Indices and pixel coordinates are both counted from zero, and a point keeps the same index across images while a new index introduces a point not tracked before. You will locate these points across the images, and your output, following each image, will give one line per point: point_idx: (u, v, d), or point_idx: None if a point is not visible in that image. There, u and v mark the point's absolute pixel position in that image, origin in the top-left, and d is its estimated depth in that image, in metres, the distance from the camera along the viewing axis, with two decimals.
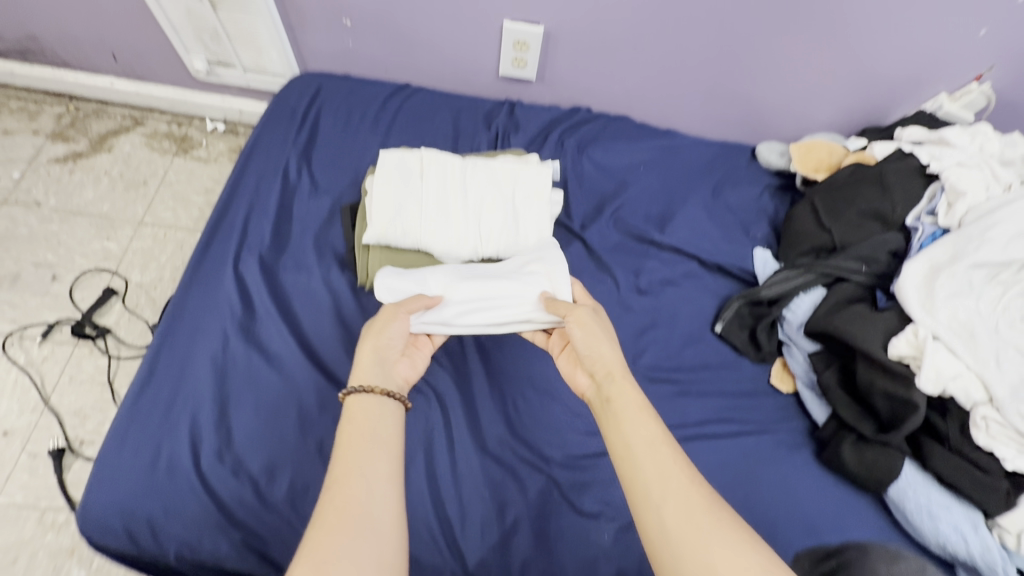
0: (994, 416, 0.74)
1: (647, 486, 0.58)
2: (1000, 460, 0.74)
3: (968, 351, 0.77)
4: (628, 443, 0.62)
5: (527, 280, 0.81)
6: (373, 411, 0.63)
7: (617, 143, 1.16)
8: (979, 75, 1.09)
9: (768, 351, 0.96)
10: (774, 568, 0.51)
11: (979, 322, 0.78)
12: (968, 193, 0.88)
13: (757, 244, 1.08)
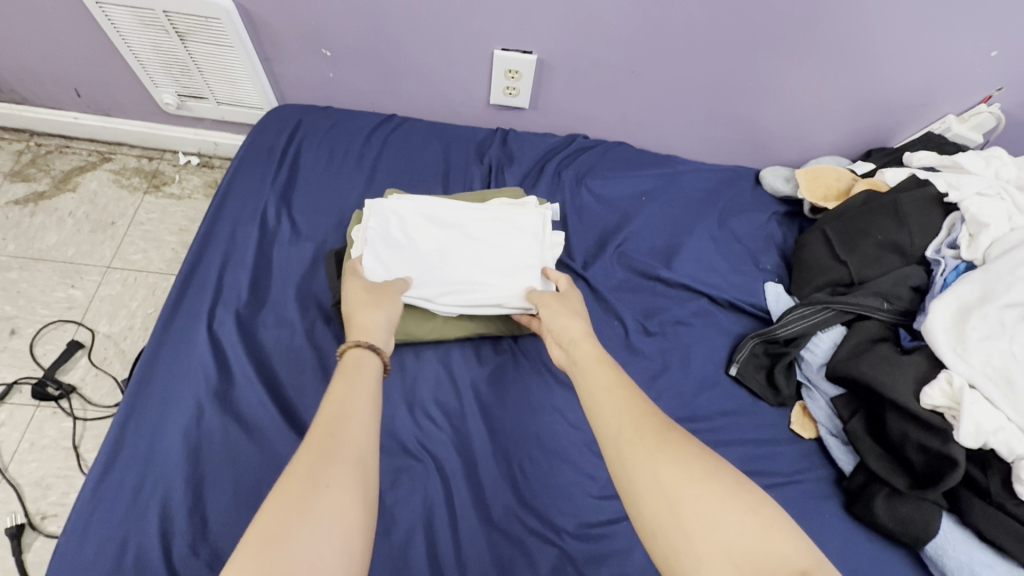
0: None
1: (618, 435, 0.54)
2: None
3: (1007, 400, 0.72)
4: (602, 398, 0.59)
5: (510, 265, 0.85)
6: (355, 375, 0.62)
7: (616, 172, 1.10)
8: (988, 97, 1.07)
9: (787, 395, 0.90)
10: (743, 490, 0.47)
11: (1017, 368, 0.73)
12: (991, 224, 0.84)
13: (768, 278, 1.03)
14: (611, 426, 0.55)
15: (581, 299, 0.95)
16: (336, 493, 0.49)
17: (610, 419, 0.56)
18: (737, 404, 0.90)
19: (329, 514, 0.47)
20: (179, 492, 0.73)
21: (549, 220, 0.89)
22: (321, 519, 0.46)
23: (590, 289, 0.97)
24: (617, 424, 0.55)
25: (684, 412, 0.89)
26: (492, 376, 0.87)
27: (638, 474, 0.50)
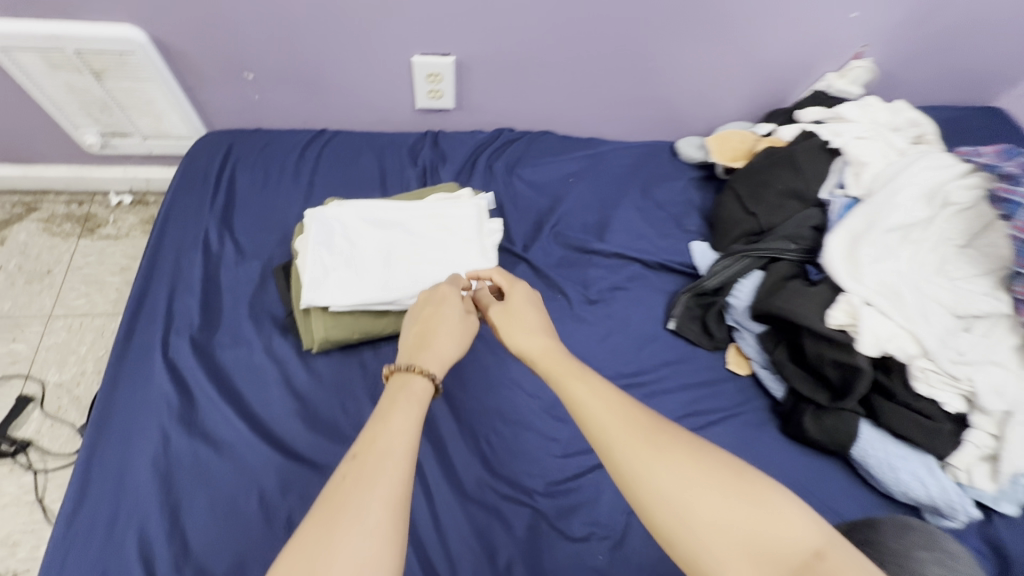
0: (931, 368, 0.81)
1: (622, 438, 0.54)
2: (940, 405, 0.82)
3: (897, 311, 0.83)
4: (603, 403, 0.58)
5: (451, 256, 0.88)
6: (408, 391, 0.60)
7: (543, 159, 1.18)
8: (857, 53, 1.19)
9: (721, 338, 0.99)
10: (746, 480, 0.50)
11: (901, 281, 0.84)
12: (870, 163, 0.97)
13: (692, 237, 1.12)
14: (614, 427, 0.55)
15: (526, 279, 1.02)
16: (381, 497, 0.49)
17: (612, 418, 0.56)
18: (677, 353, 0.99)
19: (354, 532, 0.47)
20: (157, 516, 0.74)
21: (486, 207, 0.93)
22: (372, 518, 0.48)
23: (533, 269, 1.03)
24: (622, 424, 0.55)
25: (632, 369, 0.97)
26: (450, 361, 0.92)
27: (641, 470, 0.52)
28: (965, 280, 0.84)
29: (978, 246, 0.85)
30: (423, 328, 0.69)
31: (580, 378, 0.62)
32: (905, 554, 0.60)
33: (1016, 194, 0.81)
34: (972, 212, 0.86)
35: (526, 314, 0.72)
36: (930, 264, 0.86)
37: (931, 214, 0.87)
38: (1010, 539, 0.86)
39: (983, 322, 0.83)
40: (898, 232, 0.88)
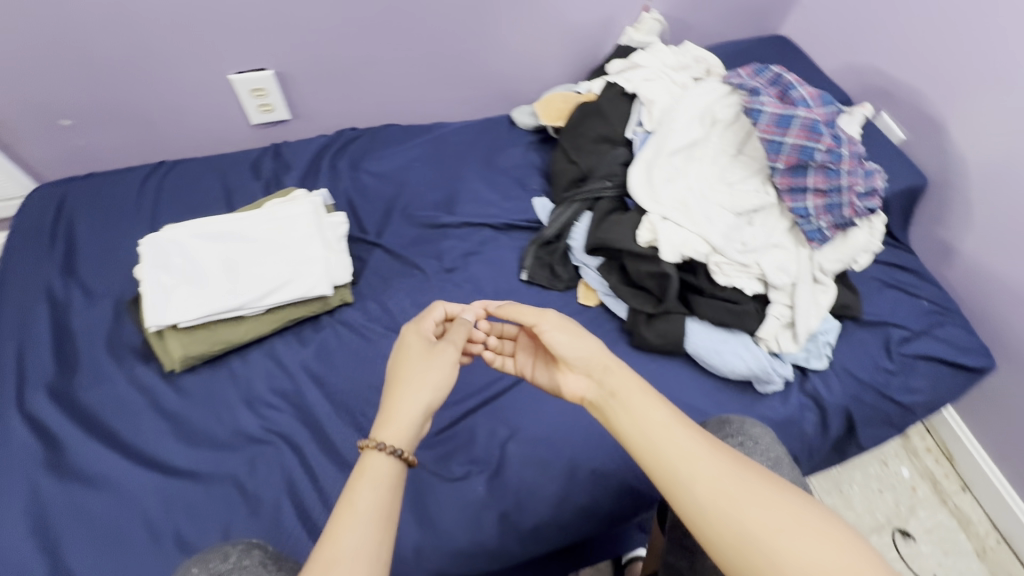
0: (723, 261, 0.95)
1: (682, 459, 0.61)
2: (740, 290, 0.97)
3: (687, 219, 0.96)
4: (667, 432, 0.64)
5: (298, 254, 0.94)
6: (379, 457, 0.64)
7: (387, 150, 1.25)
8: (645, 8, 1.35)
9: (569, 278, 1.11)
10: (808, 514, 0.56)
11: (687, 194, 0.98)
12: (655, 100, 1.10)
13: (535, 195, 1.24)
14: (674, 447, 0.62)
15: (382, 262, 1.08)
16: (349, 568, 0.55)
17: (676, 440, 0.63)
18: (532, 300, 1.10)
19: None
20: (37, 560, 0.75)
21: (324, 201, 0.99)
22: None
23: (388, 252, 1.10)
24: (689, 445, 0.62)
25: None
26: (318, 351, 0.96)
27: (700, 485, 0.59)
28: (742, 182, 0.99)
29: (749, 150, 1.00)
30: (406, 377, 0.72)
31: (645, 397, 0.68)
32: (717, 440, 0.76)
33: (756, 103, 0.95)
34: (739, 124, 1.01)
35: (572, 336, 0.76)
36: (711, 175, 1.00)
37: (706, 133, 1.02)
38: (820, 387, 1.04)
39: (760, 214, 0.99)
40: (681, 154, 1.02)
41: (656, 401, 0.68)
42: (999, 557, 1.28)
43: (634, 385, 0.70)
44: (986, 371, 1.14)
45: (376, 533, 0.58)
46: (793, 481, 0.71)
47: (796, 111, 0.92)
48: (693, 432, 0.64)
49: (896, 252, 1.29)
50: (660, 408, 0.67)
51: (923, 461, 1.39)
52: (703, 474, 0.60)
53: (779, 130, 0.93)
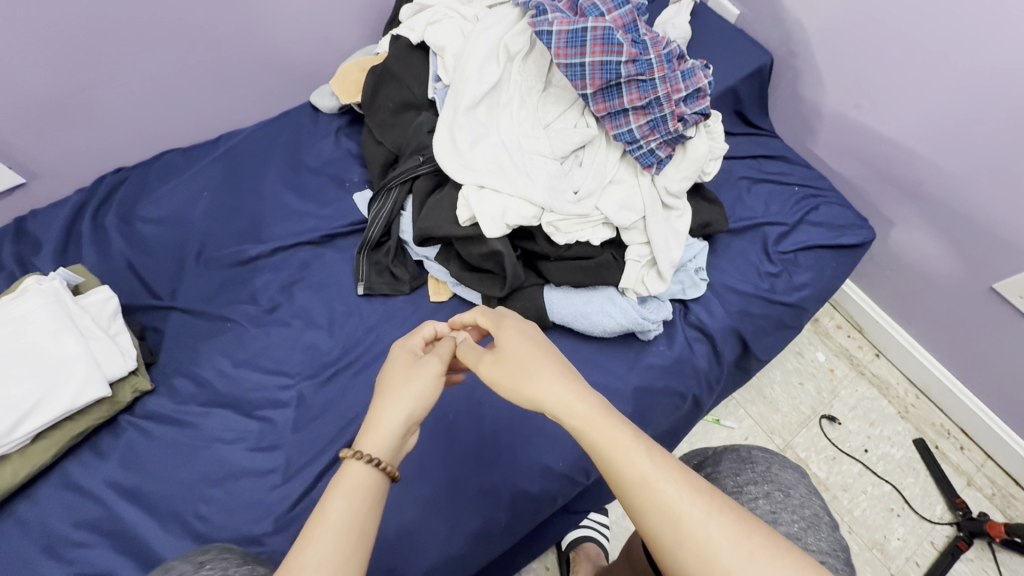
0: (559, 217, 0.82)
1: (670, 523, 0.47)
2: (587, 243, 0.86)
3: (505, 182, 0.82)
4: (642, 483, 0.50)
5: (48, 356, 0.74)
6: (357, 469, 0.52)
7: (165, 186, 1.03)
8: None
9: (412, 275, 0.97)
10: None
11: (501, 152, 0.83)
12: (446, 45, 0.92)
13: (356, 189, 1.06)
14: (660, 509, 0.48)
15: (183, 325, 0.90)
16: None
17: (665, 499, 0.49)
18: (376, 314, 0.95)
19: None
20: None
21: (60, 283, 0.80)
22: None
23: (187, 311, 0.91)
24: (681, 506, 0.48)
25: (335, 354, 0.91)
26: (123, 460, 0.79)
27: (690, 550, 0.46)
28: (560, 118, 0.87)
29: (558, 80, 0.87)
30: (389, 392, 0.59)
31: (625, 443, 0.52)
32: (736, 490, 0.66)
33: (542, 23, 0.80)
34: (540, 52, 0.87)
35: (548, 362, 0.59)
36: (524, 121, 0.86)
37: (505, 73, 0.87)
38: (704, 316, 0.95)
39: (587, 150, 0.87)
40: (484, 105, 0.86)
41: (640, 448, 0.52)
42: (919, 410, 1.31)
43: (616, 425, 0.54)
44: (869, 242, 1.09)
45: (347, 550, 0.47)
46: (831, 544, 0.60)
47: (586, 22, 0.78)
48: (688, 486, 0.49)
49: (758, 141, 1.20)
50: (646, 458, 0.51)
51: (835, 340, 1.38)
52: (695, 542, 0.46)
53: (576, 49, 0.78)
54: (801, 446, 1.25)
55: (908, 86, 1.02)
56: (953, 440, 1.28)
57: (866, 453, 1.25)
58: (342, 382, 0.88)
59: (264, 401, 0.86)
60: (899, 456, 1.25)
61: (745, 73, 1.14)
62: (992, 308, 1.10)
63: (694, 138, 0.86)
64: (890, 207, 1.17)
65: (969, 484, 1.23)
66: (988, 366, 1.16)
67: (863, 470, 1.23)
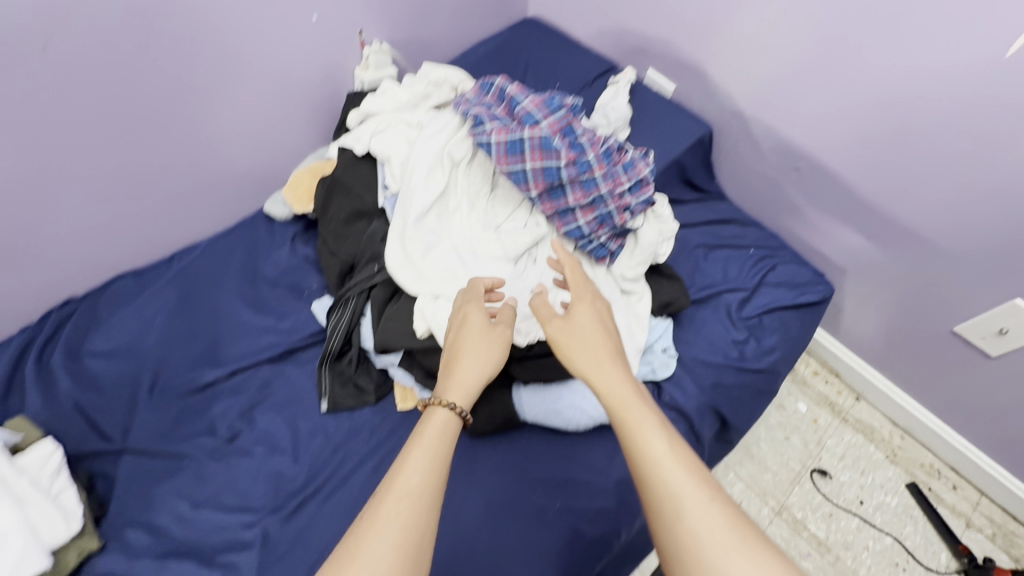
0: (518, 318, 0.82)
1: (668, 501, 0.53)
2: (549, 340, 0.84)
3: None
4: (659, 460, 0.55)
5: None
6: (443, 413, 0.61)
7: (116, 315, 1.01)
8: (361, 42, 1.21)
9: (376, 384, 0.94)
10: None
11: (455, 262, 0.83)
12: (392, 155, 0.94)
13: (315, 298, 1.05)
14: (661, 486, 0.54)
15: (135, 468, 0.85)
16: (398, 518, 0.51)
17: (669, 481, 0.54)
18: (343, 430, 0.91)
19: (374, 544, 0.50)
20: None
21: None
22: (384, 529, 0.51)
23: (139, 452, 0.86)
24: (681, 493, 0.53)
25: (302, 480, 0.86)
26: None
27: (684, 525, 0.51)
28: (508, 218, 0.87)
29: (504, 182, 0.89)
30: (468, 353, 0.68)
31: (645, 427, 0.58)
32: None
33: (480, 133, 0.82)
34: (484, 157, 0.89)
35: (595, 343, 0.67)
36: (475, 225, 0.86)
37: (450, 179, 0.88)
38: (678, 395, 0.94)
39: (541, 247, 0.87)
40: (433, 213, 0.87)
41: (658, 435, 0.57)
42: (906, 452, 1.29)
43: (641, 413, 0.59)
44: (829, 297, 1.10)
45: (431, 477, 0.55)
46: None
47: (522, 131, 0.80)
48: (695, 478, 0.54)
49: (709, 205, 1.23)
50: (663, 445, 0.56)
51: (814, 388, 1.37)
52: (687, 525, 0.51)
53: (517, 157, 0.80)
54: (796, 506, 1.22)
55: (838, 148, 1.08)
56: (945, 480, 1.26)
57: (862, 505, 1.22)
58: (309, 512, 0.83)
59: (226, 544, 0.80)
60: (895, 505, 1.23)
61: (686, 144, 1.18)
62: (956, 350, 1.12)
63: (642, 224, 0.87)
64: (843, 258, 1.19)
65: (969, 526, 1.21)
66: (963, 403, 1.17)
67: (861, 524, 1.20)
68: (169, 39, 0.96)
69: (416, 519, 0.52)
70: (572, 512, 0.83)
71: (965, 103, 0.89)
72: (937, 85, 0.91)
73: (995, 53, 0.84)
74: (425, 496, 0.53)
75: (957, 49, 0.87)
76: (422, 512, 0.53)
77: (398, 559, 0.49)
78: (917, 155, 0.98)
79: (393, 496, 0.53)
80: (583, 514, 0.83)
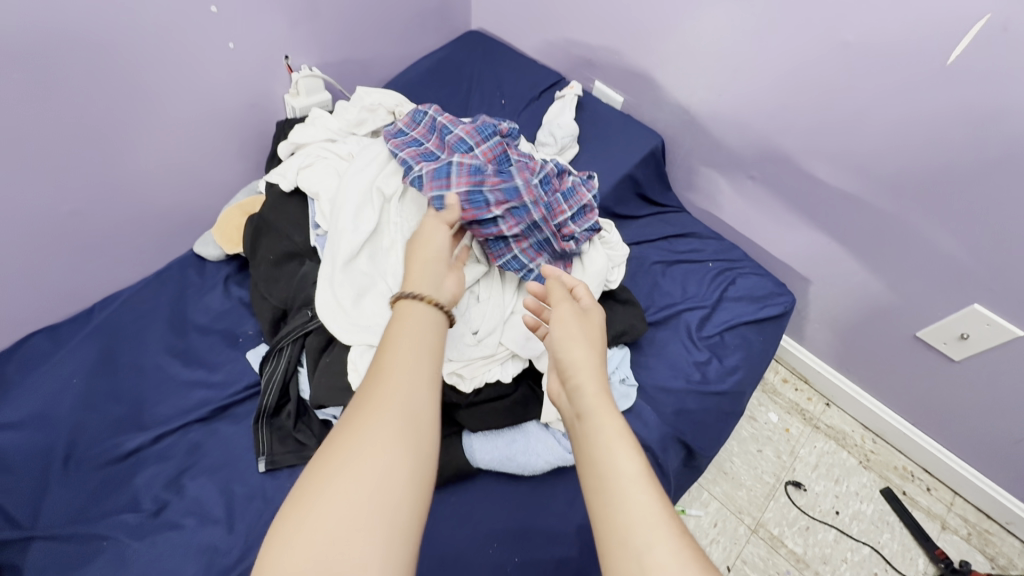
0: (460, 363, 0.76)
1: (631, 531, 0.44)
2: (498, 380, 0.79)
3: None
4: (629, 481, 0.47)
5: None
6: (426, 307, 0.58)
7: (26, 380, 0.92)
8: (289, 68, 1.15)
9: (319, 438, 0.86)
10: None
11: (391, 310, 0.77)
12: (319, 191, 0.88)
13: (250, 345, 0.98)
14: (625, 511, 0.45)
15: (47, 556, 0.76)
16: (387, 445, 0.45)
17: (633, 506, 0.45)
18: (283, 491, 0.84)
19: (372, 474, 0.43)
20: None
21: None
22: (372, 458, 0.44)
23: (52, 537, 0.78)
24: (645, 518, 0.44)
25: (238, 552, 0.79)
26: None
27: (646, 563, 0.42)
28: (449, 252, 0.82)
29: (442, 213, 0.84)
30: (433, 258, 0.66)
31: (616, 441, 0.50)
32: None
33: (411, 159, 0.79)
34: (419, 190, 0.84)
35: (573, 337, 0.60)
36: None
37: (382, 216, 0.82)
38: (640, 427, 0.89)
39: (482, 282, 0.79)
40: (365, 254, 0.80)
41: (627, 451, 0.49)
42: (879, 456, 1.28)
43: (610, 422, 0.52)
44: (790, 308, 1.07)
45: (426, 383, 0.51)
46: None
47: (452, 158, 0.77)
48: (663, 504, 0.45)
49: (664, 218, 1.20)
50: (634, 462, 0.48)
51: (784, 396, 1.35)
52: (648, 554, 0.42)
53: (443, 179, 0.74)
54: (772, 522, 1.18)
55: (792, 156, 1.05)
56: (918, 482, 1.25)
57: (838, 515, 1.20)
58: None
59: None
60: (871, 512, 1.20)
61: (638, 158, 1.14)
62: (920, 354, 1.10)
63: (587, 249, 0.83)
64: (803, 266, 1.17)
65: (945, 528, 1.19)
66: (929, 405, 1.16)
67: (838, 536, 1.17)
68: (67, 78, 0.87)
69: (408, 445, 0.46)
70: (534, 565, 0.78)
71: (913, 109, 0.87)
72: (885, 92, 0.89)
73: (938, 58, 0.82)
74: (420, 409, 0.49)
75: (902, 55, 0.84)
76: (419, 424, 0.48)
77: (403, 484, 0.44)
78: (869, 161, 0.96)
79: (377, 420, 0.46)
80: (544, 566, 0.78)
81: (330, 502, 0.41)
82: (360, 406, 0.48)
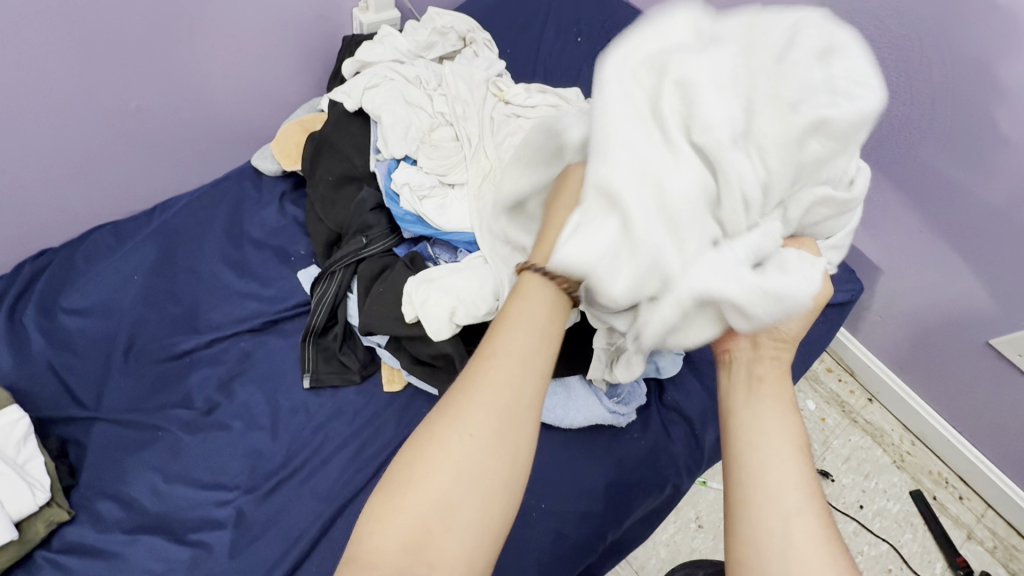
0: None
1: (771, 491, 0.45)
2: None
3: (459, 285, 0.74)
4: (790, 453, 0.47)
5: None
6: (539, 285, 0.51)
7: (89, 271, 0.94)
8: None
9: (362, 362, 0.87)
10: None
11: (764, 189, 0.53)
12: (384, 113, 0.86)
13: (302, 265, 0.98)
14: (775, 474, 0.45)
15: (107, 437, 0.82)
16: (489, 428, 0.43)
17: (783, 473, 0.45)
18: (325, 410, 0.86)
19: (457, 454, 0.43)
20: None
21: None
22: (449, 475, 0.42)
23: (112, 421, 0.83)
24: (795, 482, 0.45)
25: (280, 460, 0.82)
26: None
27: (775, 522, 0.44)
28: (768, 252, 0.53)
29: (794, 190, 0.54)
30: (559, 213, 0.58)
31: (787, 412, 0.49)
32: None
33: None
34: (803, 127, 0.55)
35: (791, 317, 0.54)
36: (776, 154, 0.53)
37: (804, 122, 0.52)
38: (681, 396, 0.88)
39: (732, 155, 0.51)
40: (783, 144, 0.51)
41: (793, 423, 0.48)
42: (915, 458, 1.24)
43: (783, 400, 0.50)
44: (856, 296, 1.01)
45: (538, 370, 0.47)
46: None
47: None
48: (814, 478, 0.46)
49: None
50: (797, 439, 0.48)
51: (826, 385, 1.31)
52: (795, 517, 0.43)
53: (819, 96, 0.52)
54: None
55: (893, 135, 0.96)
56: (952, 489, 1.21)
57: (861, 509, 1.18)
58: (286, 493, 0.79)
59: (199, 521, 0.77)
60: (896, 511, 1.18)
61: None
62: (987, 361, 1.04)
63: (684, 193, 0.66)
64: (877, 253, 1.09)
65: (970, 537, 1.16)
66: (983, 414, 1.11)
67: (858, 528, 1.16)
68: None
69: (493, 465, 0.43)
70: (559, 512, 0.79)
71: None
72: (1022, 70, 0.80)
73: None
74: (497, 417, 0.44)
75: None
76: (502, 436, 0.43)
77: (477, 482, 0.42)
78: (983, 147, 0.88)
79: (455, 437, 0.43)
80: (567, 517, 0.79)
81: (439, 470, 0.42)
82: (471, 393, 0.45)
